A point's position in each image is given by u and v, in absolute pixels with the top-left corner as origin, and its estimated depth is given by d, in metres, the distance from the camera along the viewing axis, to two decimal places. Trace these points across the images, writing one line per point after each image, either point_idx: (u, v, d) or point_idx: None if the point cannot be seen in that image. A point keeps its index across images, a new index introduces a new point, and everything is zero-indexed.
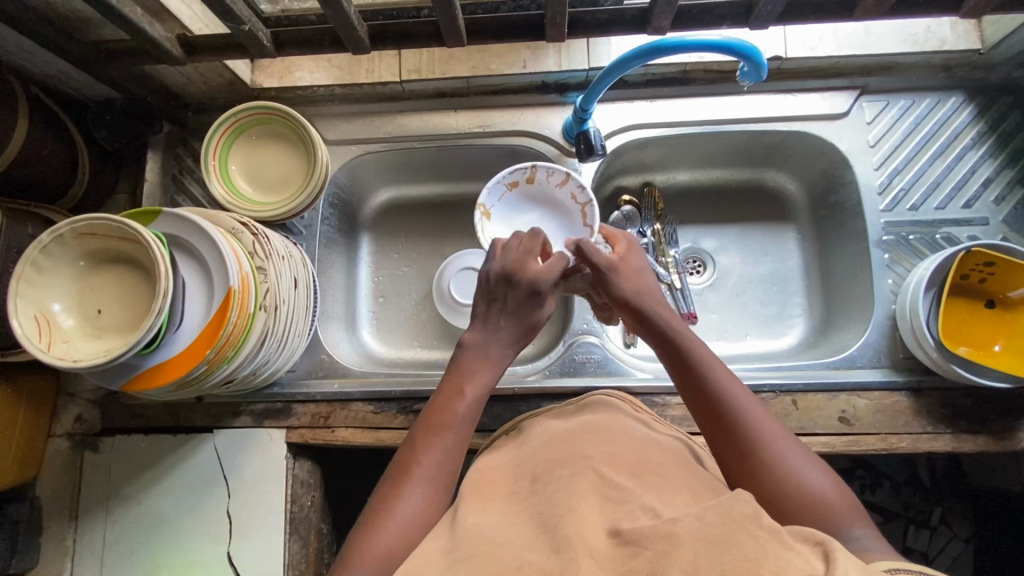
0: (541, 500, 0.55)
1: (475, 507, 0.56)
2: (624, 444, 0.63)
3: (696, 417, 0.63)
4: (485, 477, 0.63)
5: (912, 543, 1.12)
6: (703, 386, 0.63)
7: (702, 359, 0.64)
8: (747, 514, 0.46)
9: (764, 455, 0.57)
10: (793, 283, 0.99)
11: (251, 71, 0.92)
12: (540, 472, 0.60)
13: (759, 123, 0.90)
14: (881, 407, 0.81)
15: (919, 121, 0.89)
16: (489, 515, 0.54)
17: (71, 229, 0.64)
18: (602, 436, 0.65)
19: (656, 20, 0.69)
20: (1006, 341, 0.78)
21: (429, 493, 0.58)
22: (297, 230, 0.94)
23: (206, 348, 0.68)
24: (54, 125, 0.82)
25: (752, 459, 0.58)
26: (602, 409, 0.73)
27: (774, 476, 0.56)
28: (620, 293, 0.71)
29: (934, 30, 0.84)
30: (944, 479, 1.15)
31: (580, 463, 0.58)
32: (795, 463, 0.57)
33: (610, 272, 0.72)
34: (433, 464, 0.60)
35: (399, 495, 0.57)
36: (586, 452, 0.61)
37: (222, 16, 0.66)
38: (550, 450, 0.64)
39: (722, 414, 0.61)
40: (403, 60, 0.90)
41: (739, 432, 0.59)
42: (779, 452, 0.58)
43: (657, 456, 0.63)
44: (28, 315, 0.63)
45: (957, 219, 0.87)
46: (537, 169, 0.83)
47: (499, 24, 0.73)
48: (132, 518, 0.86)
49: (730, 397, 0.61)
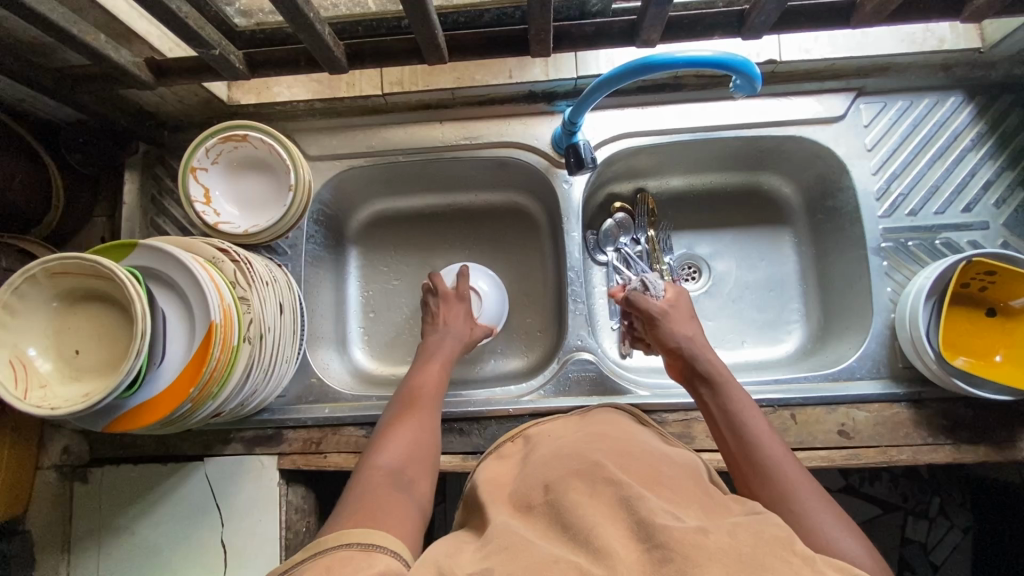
0: (542, 521, 0.54)
1: (497, 514, 0.56)
2: (634, 457, 0.61)
3: (735, 469, 0.63)
4: (494, 492, 0.62)
5: (910, 535, 1.13)
6: (744, 439, 0.64)
7: (741, 407, 0.67)
8: (779, 537, 0.46)
9: (797, 503, 0.56)
10: (789, 288, 0.98)
11: (227, 88, 0.88)
12: (554, 481, 0.58)
13: (755, 129, 0.88)
14: (881, 419, 0.80)
15: (917, 122, 0.86)
16: (511, 524, 0.52)
17: (42, 268, 0.61)
18: (612, 448, 0.63)
19: (646, 33, 0.66)
20: (1006, 352, 0.76)
21: (425, 416, 0.71)
22: (281, 250, 0.91)
23: (189, 386, 0.66)
24: (24, 152, 0.79)
25: (781, 503, 0.57)
26: (609, 420, 0.71)
27: (802, 520, 0.54)
28: (666, 338, 0.78)
29: (933, 29, 0.81)
30: (943, 472, 1.15)
31: (595, 470, 0.56)
32: (829, 520, 0.54)
33: (658, 317, 0.80)
34: (421, 399, 0.74)
35: (395, 422, 0.70)
36: (596, 458, 0.59)
37: (191, 42, 0.63)
38: (556, 461, 0.61)
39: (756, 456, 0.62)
40: (384, 73, 0.87)
41: (778, 480, 0.59)
42: (814, 504, 0.56)
43: (667, 467, 0.61)
44: (2, 361, 0.61)
45: (956, 224, 0.85)
46: (218, 224, 0.82)
47: (481, 40, 0.70)
48: (124, 549, 0.85)
49: (767, 446, 0.62)
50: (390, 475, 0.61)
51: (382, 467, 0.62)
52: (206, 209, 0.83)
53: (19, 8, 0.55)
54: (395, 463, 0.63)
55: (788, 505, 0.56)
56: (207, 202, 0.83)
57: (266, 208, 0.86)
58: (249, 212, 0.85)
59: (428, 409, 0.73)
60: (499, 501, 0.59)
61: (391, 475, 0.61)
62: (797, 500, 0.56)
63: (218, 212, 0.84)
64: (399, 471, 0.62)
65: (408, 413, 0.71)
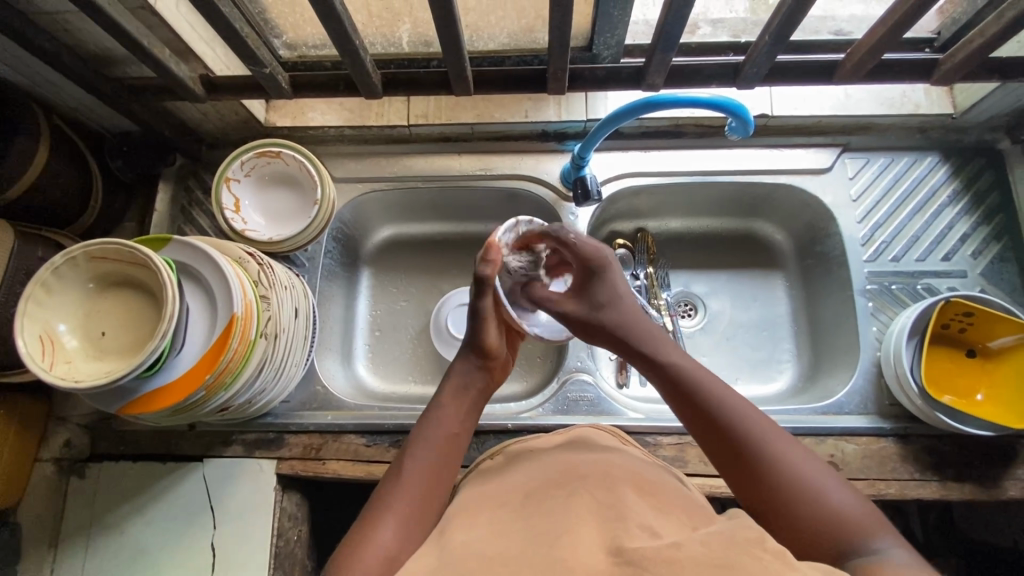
0: (533, 518, 0.54)
1: (464, 527, 0.57)
2: (618, 463, 0.63)
3: (725, 467, 0.58)
4: (473, 496, 0.63)
5: None
6: (727, 428, 0.58)
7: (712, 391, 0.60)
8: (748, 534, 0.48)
9: (799, 503, 0.53)
10: (781, 329, 1.02)
11: (265, 110, 0.96)
12: (533, 491, 0.59)
13: (749, 176, 0.95)
14: (868, 453, 0.82)
15: (897, 178, 0.94)
16: (476, 538, 0.54)
17: (84, 253, 0.66)
18: (597, 455, 0.64)
19: (650, 78, 0.74)
20: (986, 391, 0.80)
21: (428, 470, 0.63)
22: (300, 262, 0.97)
23: (206, 373, 0.69)
24: (73, 155, 0.85)
25: (780, 500, 0.54)
26: (595, 432, 0.72)
27: (806, 521, 0.53)
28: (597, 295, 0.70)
29: (909, 95, 0.90)
30: (938, 536, 1.13)
31: (575, 483, 0.58)
32: (824, 489, 0.54)
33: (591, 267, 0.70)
34: (430, 450, 0.64)
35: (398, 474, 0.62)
36: (580, 471, 0.61)
37: (247, 60, 0.70)
38: (545, 470, 0.63)
39: (742, 455, 0.56)
40: (411, 106, 0.95)
41: (776, 487, 0.54)
42: (807, 484, 0.54)
43: (649, 474, 0.62)
44: (33, 335, 0.64)
45: (936, 271, 0.90)
46: (247, 232, 0.87)
47: (504, 76, 0.78)
48: (113, 548, 0.85)
49: (746, 430, 0.57)
50: (387, 564, 0.55)
51: (380, 548, 0.55)
52: (236, 219, 0.88)
53: (102, 19, 0.63)
54: (392, 545, 0.56)
55: (788, 510, 0.53)
56: (237, 215, 0.88)
57: (288, 217, 0.91)
58: (272, 221, 0.91)
59: (435, 469, 0.63)
60: (471, 507, 0.61)
61: (389, 564, 0.55)
62: (800, 500, 0.53)
63: (246, 222, 0.89)
64: (397, 557, 0.56)
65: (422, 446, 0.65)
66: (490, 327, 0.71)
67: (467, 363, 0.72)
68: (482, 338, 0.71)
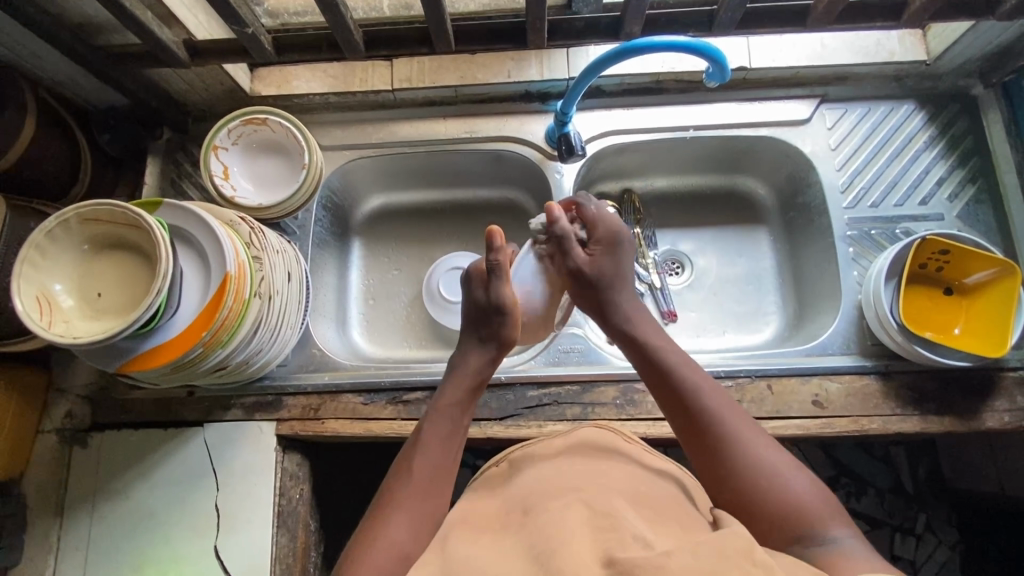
0: (532, 532, 0.54)
1: (466, 540, 0.56)
2: (617, 478, 0.62)
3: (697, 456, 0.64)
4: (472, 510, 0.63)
5: (899, 551, 1.11)
6: (696, 417, 0.64)
7: (689, 384, 0.66)
8: None
9: (759, 487, 0.59)
10: (767, 281, 1.04)
11: (251, 79, 0.97)
12: (532, 505, 0.59)
13: (730, 129, 0.97)
14: (852, 391, 0.84)
15: (876, 126, 0.96)
16: (476, 553, 0.53)
17: (76, 215, 0.67)
18: (593, 470, 0.64)
19: (628, 26, 0.75)
20: (964, 325, 0.84)
21: (436, 466, 0.64)
22: (291, 230, 0.98)
23: (203, 330, 0.70)
24: (60, 129, 0.86)
25: (738, 487, 0.60)
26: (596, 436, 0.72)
27: (767, 511, 0.58)
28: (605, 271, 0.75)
29: (884, 43, 0.92)
30: (927, 486, 1.15)
31: (570, 496, 0.58)
32: (781, 473, 0.59)
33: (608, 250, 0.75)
34: (439, 448, 0.66)
35: (409, 470, 0.64)
36: (577, 485, 0.60)
37: (228, 19, 0.71)
38: (543, 483, 0.62)
39: (709, 442, 0.63)
40: (395, 71, 0.96)
41: (737, 474, 0.60)
42: (767, 472, 0.59)
43: (649, 490, 0.62)
44: (30, 295, 0.65)
45: (914, 215, 0.93)
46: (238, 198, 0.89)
47: (485, 31, 0.80)
48: (119, 513, 0.86)
49: (714, 418, 0.63)
50: (400, 561, 0.56)
51: (393, 546, 0.57)
52: (226, 188, 0.89)
53: None
54: (405, 544, 0.58)
55: (748, 495, 0.59)
56: (228, 184, 0.89)
57: (276, 182, 0.93)
58: (261, 185, 0.92)
59: (443, 466, 0.65)
60: (469, 523, 0.60)
61: (402, 562, 0.56)
62: (760, 487, 0.59)
63: (236, 191, 0.90)
64: (410, 554, 0.57)
65: (432, 444, 0.66)
66: (512, 318, 0.73)
67: (483, 353, 0.74)
68: (505, 333, 0.73)
